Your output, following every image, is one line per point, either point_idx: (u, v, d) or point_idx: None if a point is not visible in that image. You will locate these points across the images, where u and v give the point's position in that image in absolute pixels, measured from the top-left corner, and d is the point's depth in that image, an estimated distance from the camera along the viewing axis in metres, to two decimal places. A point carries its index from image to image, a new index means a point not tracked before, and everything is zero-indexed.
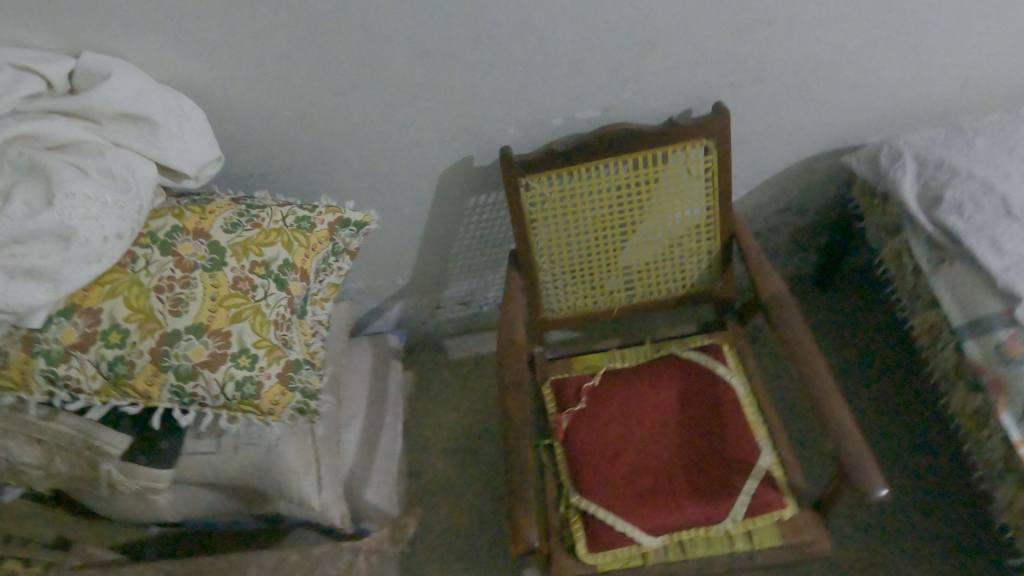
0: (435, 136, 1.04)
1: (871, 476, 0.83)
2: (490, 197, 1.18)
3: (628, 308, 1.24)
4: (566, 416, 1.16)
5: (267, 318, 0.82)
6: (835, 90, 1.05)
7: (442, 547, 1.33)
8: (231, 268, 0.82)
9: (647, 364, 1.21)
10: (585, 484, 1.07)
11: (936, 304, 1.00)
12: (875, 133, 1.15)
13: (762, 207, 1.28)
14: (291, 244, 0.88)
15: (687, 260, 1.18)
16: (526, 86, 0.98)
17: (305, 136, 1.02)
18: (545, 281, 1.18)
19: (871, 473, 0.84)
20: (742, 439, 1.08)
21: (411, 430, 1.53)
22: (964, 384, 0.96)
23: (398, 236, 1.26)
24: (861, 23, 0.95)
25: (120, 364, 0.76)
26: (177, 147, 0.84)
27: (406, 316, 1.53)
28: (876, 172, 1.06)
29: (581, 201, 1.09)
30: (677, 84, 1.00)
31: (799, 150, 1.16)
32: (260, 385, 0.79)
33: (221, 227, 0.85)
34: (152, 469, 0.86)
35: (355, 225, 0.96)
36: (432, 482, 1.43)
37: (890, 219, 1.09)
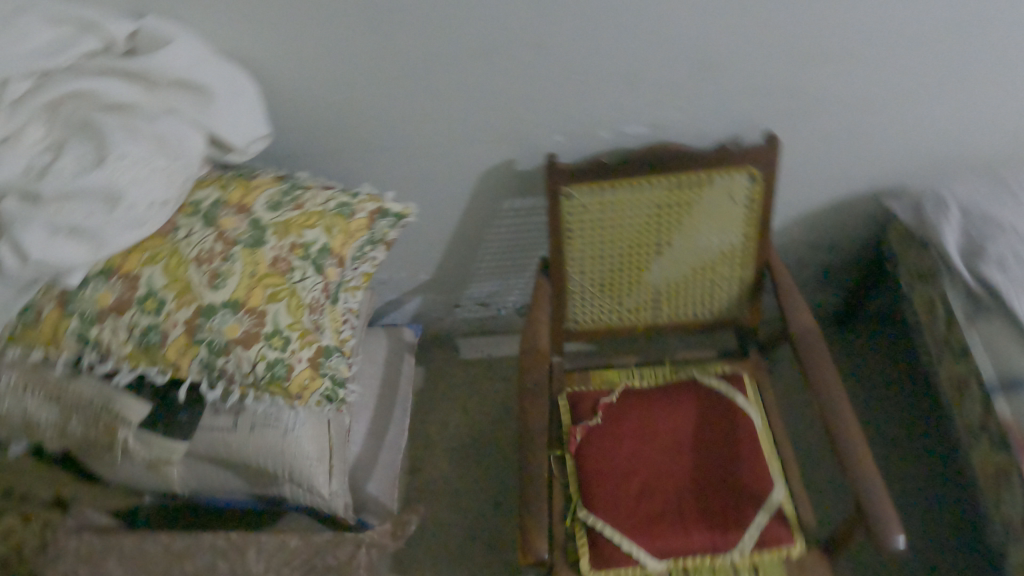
0: (482, 136, 1.03)
1: (891, 530, 0.82)
2: (527, 202, 1.17)
3: (651, 328, 1.23)
4: (580, 430, 1.15)
5: (302, 302, 0.82)
6: (886, 132, 1.05)
7: (438, 546, 1.33)
8: (272, 247, 0.81)
9: (666, 386, 1.20)
10: (594, 500, 1.06)
11: (966, 356, 1.00)
12: (919, 178, 1.14)
13: (794, 240, 1.28)
14: (331, 229, 0.87)
15: (718, 286, 1.17)
16: (579, 95, 0.97)
17: (353, 122, 1.01)
18: (573, 292, 1.17)
19: (892, 527, 0.82)
20: (757, 471, 1.07)
21: (416, 425, 1.52)
22: (988, 441, 0.95)
23: (429, 232, 1.26)
24: (924, 68, 0.94)
25: (153, 332, 0.76)
26: (228, 119, 0.83)
27: (424, 311, 1.53)
28: (917, 218, 1.05)
29: (620, 216, 1.08)
30: (730, 109, 1.00)
31: (841, 187, 1.16)
32: (291, 368, 0.79)
33: (264, 205, 0.85)
34: (167, 440, 0.86)
35: (394, 217, 0.95)
36: (433, 480, 1.42)
37: (927, 267, 1.08)
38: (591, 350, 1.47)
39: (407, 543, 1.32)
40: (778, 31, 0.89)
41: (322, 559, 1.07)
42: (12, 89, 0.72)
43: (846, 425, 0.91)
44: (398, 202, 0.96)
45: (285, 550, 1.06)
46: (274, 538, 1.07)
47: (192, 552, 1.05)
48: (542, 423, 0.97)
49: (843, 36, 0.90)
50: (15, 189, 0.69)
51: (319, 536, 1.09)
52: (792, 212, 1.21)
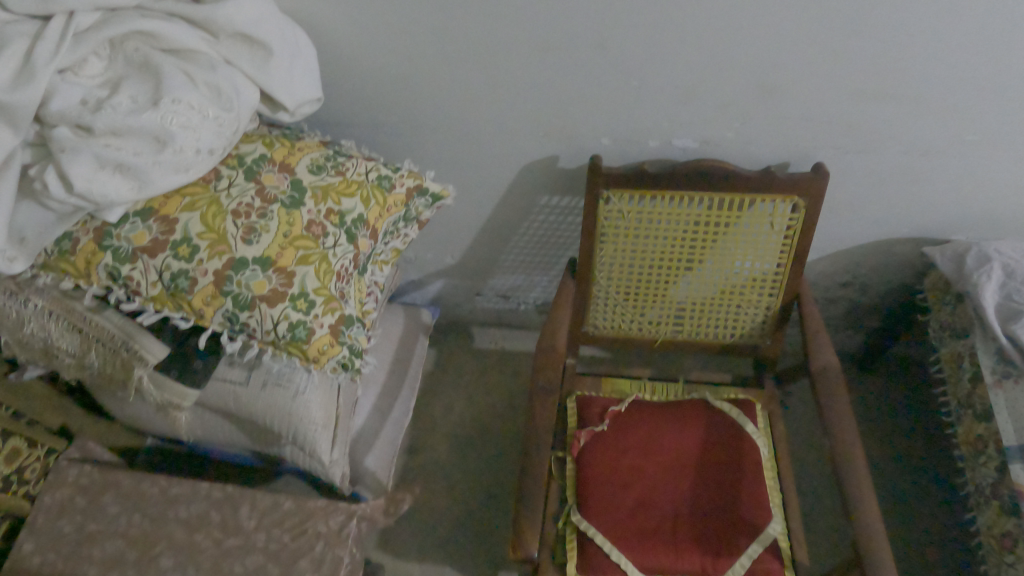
0: (530, 129, 1.03)
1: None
2: (564, 200, 1.16)
3: (670, 344, 1.22)
4: (585, 434, 1.14)
5: (331, 268, 0.82)
6: (939, 179, 1.03)
7: (428, 529, 1.33)
8: (308, 210, 0.82)
9: (677, 403, 1.18)
10: (590, 507, 1.06)
11: (986, 417, 0.98)
12: (963, 231, 1.12)
13: (826, 275, 1.26)
14: (368, 200, 0.88)
15: (743, 311, 1.15)
16: (634, 101, 0.96)
17: (405, 97, 1.01)
18: (597, 297, 1.17)
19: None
20: (757, 500, 1.05)
21: (422, 407, 1.53)
22: (999, 507, 0.93)
23: (462, 217, 1.26)
24: (989, 120, 0.92)
25: (183, 278, 0.76)
26: (284, 79, 0.83)
27: (444, 295, 1.53)
28: (956, 271, 1.02)
29: (655, 228, 1.07)
30: (783, 136, 0.98)
31: (883, 229, 1.14)
32: (312, 332, 0.79)
33: (307, 167, 0.85)
34: (179, 386, 0.85)
35: (431, 197, 0.96)
36: (432, 463, 1.43)
37: (959, 321, 1.06)
38: (605, 356, 1.47)
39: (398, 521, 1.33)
40: (845, 64, 0.87)
41: (313, 525, 1.05)
42: (78, 20, 0.72)
43: (854, 470, 0.90)
44: (436, 182, 0.96)
45: (278, 510, 1.06)
46: (269, 497, 1.07)
47: (188, 499, 1.06)
48: (550, 421, 0.97)
49: (913, 77, 0.88)
50: (69, 119, 0.70)
51: (312, 502, 1.07)
52: (828, 246, 1.20)
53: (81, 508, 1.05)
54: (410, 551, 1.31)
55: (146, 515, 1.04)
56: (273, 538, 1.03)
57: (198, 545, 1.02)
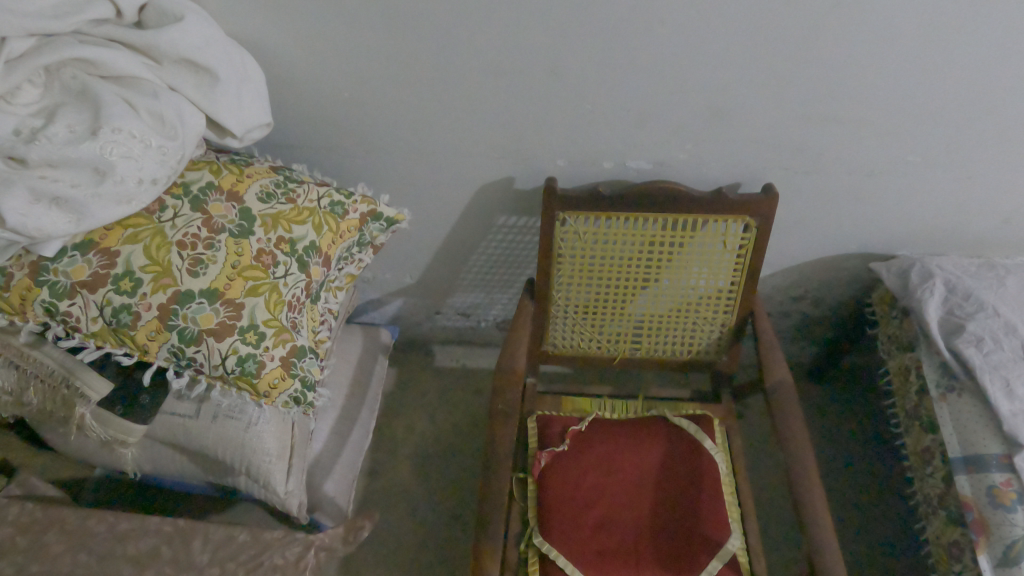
0: (485, 151, 1.03)
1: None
2: (520, 220, 1.17)
3: (629, 362, 1.22)
4: (546, 455, 1.13)
5: (282, 298, 0.80)
6: (882, 198, 1.06)
7: (389, 552, 1.32)
8: (257, 239, 0.80)
9: (637, 421, 1.19)
10: (552, 529, 1.05)
11: (933, 430, 1.00)
12: (908, 248, 1.16)
13: (779, 290, 1.29)
14: (321, 227, 0.87)
15: (698, 328, 1.16)
16: (589, 125, 0.97)
17: (358, 120, 1.00)
18: (555, 317, 1.17)
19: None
20: (717, 517, 1.06)
21: (382, 428, 1.51)
22: (946, 516, 0.95)
23: (419, 237, 1.25)
24: (929, 141, 0.96)
25: (124, 313, 0.73)
26: (232, 106, 0.81)
27: (404, 313, 1.51)
28: (902, 287, 1.06)
29: (610, 247, 1.07)
30: (735, 158, 1.00)
31: (832, 245, 1.17)
32: (262, 366, 0.76)
33: (256, 195, 0.84)
34: (124, 421, 0.82)
35: (385, 221, 0.95)
36: (393, 486, 1.41)
37: (905, 335, 1.09)
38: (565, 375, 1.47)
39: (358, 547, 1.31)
40: (791, 89, 0.90)
41: (269, 557, 1.03)
42: (12, 47, 0.69)
43: (808, 486, 0.91)
44: (390, 206, 0.95)
45: (232, 543, 1.03)
46: (222, 529, 1.04)
47: (138, 535, 1.03)
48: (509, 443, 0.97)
49: (856, 99, 0.91)
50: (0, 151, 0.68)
51: (268, 535, 1.06)
52: (781, 262, 1.22)
53: (22, 550, 0.99)
54: None
55: (93, 554, 1.00)
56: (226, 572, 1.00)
57: None
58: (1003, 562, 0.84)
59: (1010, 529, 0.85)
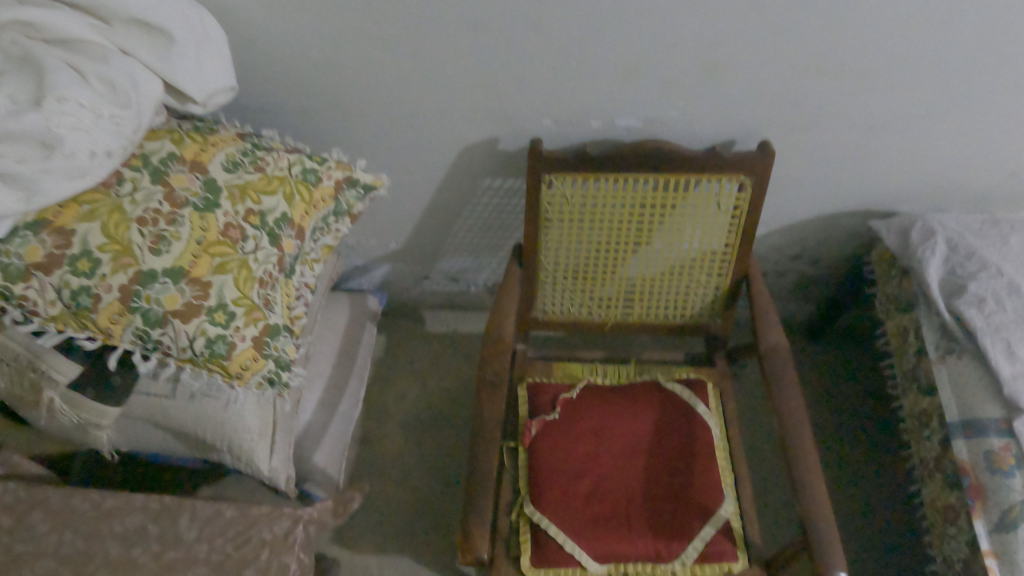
0: (466, 111, 0.98)
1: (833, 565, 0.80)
2: (506, 182, 1.12)
3: (621, 327, 1.19)
4: (537, 424, 1.11)
5: (252, 275, 0.76)
6: (883, 153, 1.01)
7: (380, 521, 1.35)
8: (224, 213, 0.76)
9: (629, 386, 1.17)
10: (543, 498, 1.04)
11: (930, 392, 0.98)
12: (909, 204, 1.12)
13: (775, 249, 1.25)
14: (292, 197, 0.83)
15: (692, 291, 1.13)
16: (574, 82, 0.92)
17: (330, 80, 0.94)
18: (544, 283, 1.13)
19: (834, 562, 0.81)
20: (710, 482, 1.05)
21: (372, 396, 1.50)
22: (943, 480, 0.94)
23: (402, 201, 1.20)
24: (932, 93, 0.90)
25: (83, 295, 0.69)
26: (191, 69, 0.76)
27: (391, 279, 1.47)
28: (903, 245, 1.03)
29: (599, 210, 1.03)
30: (729, 115, 0.95)
31: (831, 202, 1.12)
32: (233, 347, 0.72)
33: (221, 164, 0.79)
34: (97, 405, 0.79)
35: (362, 188, 0.92)
36: (384, 455, 1.43)
37: (905, 295, 1.06)
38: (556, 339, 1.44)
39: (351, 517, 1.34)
40: (787, 41, 0.84)
41: (257, 532, 1.01)
42: None
43: (804, 456, 0.89)
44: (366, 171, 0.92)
45: (219, 519, 1.01)
46: (209, 505, 1.03)
47: (123, 513, 1.01)
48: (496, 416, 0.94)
49: (858, 50, 0.85)
50: None
51: (255, 509, 1.03)
52: (777, 220, 1.18)
53: (6, 530, 0.98)
54: (363, 546, 1.33)
55: (79, 533, 0.99)
56: (215, 549, 0.99)
57: (136, 561, 0.97)
58: (998, 527, 0.83)
59: (1007, 494, 0.83)
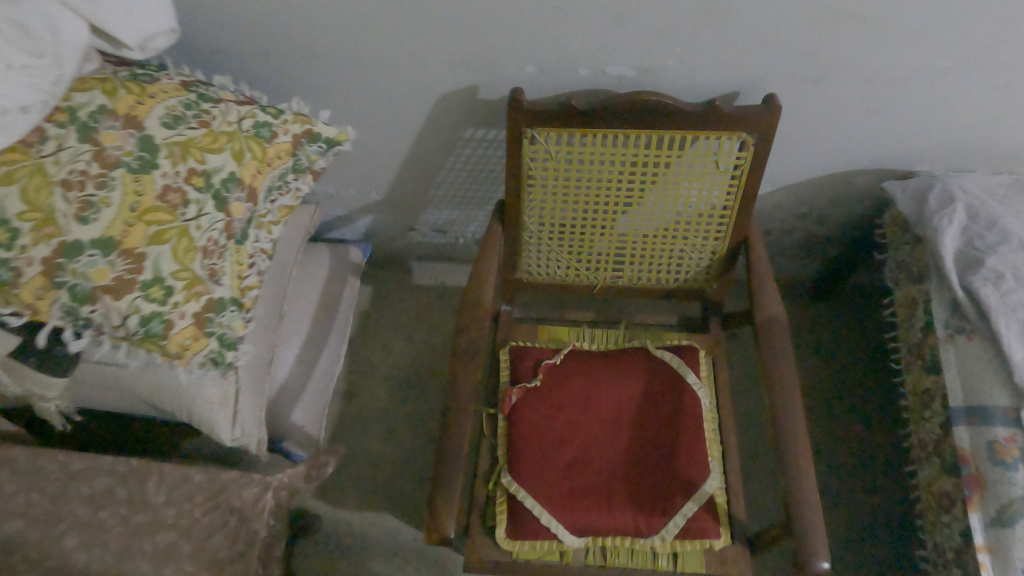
0: (441, 56, 0.88)
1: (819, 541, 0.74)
2: (489, 132, 1.03)
3: (611, 289, 1.12)
4: (517, 391, 1.07)
5: (194, 245, 0.70)
6: (904, 109, 0.92)
7: (363, 477, 1.33)
8: (163, 173, 0.69)
9: (616, 352, 1.11)
10: (521, 469, 1.01)
11: (935, 371, 0.92)
12: (929, 164, 1.02)
13: (781, 208, 1.17)
14: (242, 155, 0.75)
15: (687, 255, 1.05)
16: (559, 25, 0.82)
17: (288, 20, 0.85)
18: (529, 243, 1.06)
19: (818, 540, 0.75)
20: (696, 454, 1.01)
21: (356, 350, 1.45)
22: (940, 464, 0.89)
23: (380, 149, 1.11)
24: (963, 42, 0.80)
25: (3, 268, 0.63)
26: (121, 11, 0.67)
27: (375, 230, 1.40)
28: (917, 212, 0.94)
29: (587, 167, 0.94)
30: (732, 64, 0.85)
31: (843, 160, 1.03)
32: (170, 325, 0.68)
33: (160, 119, 0.71)
34: (40, 376, 0.75)
35: (325, 142, 0.84)
36: (368, 410, 1.39)
37: (917, 265, 0.98)
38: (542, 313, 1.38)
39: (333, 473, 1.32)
40: None
41: (225, 498, 0.98)
42: None
43: (793, 438, 0.83)
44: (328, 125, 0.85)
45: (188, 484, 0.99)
46: (177, 469, 1.00)
47: (90, 474, 0.99)
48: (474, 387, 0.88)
49: None
50: None
51: (224, 474, 1.00)
52: (784, 178, 1.09)
53: None
54: (346, 503, 1.31)
55: (44, 494, 0.97)
56: (183, 513, 0.96)
57: (102, 523, 0.95)
58: (995, 521, 0.78)
59: (1008, 487, 0.78)
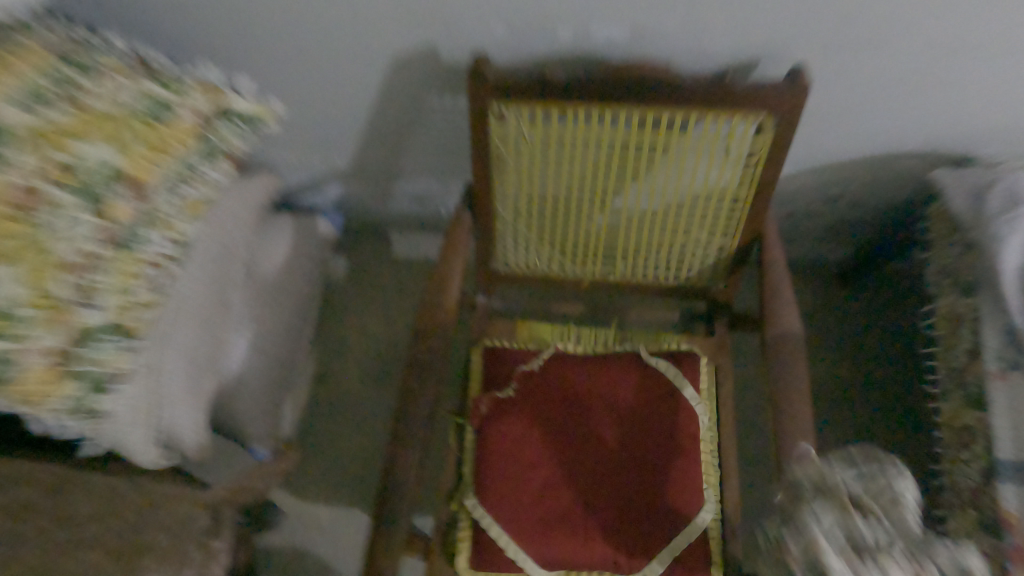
0: (386, 10, 0.71)
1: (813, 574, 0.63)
2: (457, 101, 0.86)
3: (600, 285, 0.97)
4: (488, 401, 0.93)
5: (51, 258, 0.65)
6: (969, 84, 0.73)
7: (332, 469, 1.24)
8: (19, 173, 0.62)
9: (604, 357, 0.97)
10: (488, 491, 0.89)
11: (981, 408, 0.77)
12: (992, 148, 0.84)
13: (807, 192, 0.99)
14: (125, 146, 0.68)
15: (688, 251, 0.90)
16: None
17: None
18: (504, 233, 0.91)
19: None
20: (688, 483, 0.88)
21: (330, 329, 1.33)
22: (978, 519, 0.75)
23: (338, 113, 0.96)
24: None
25: None
26: None
27: (347, 198, 1.25)
28: (974, 214, 0.77)
29: (567, 152, 0.78)
30: (751, 28, 0.67)
31: (887, 141, 0.85)
32: (23, 369, 0.67)
33: (15, 97, 0.62)
34: None
35: (247, 119, 0.81)
36: (340, 396, 1.28)
37: (966, 273, 0.81)
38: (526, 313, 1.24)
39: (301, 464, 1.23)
40: None
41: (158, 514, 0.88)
42: None
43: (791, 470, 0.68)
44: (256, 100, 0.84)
45: None
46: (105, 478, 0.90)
47: None
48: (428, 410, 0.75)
49: None
50: None
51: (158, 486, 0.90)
52: (814, 159, 0.91)
53: None
54: (314, 496, 1.22)
55: None
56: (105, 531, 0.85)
57: None
58: None
59: None
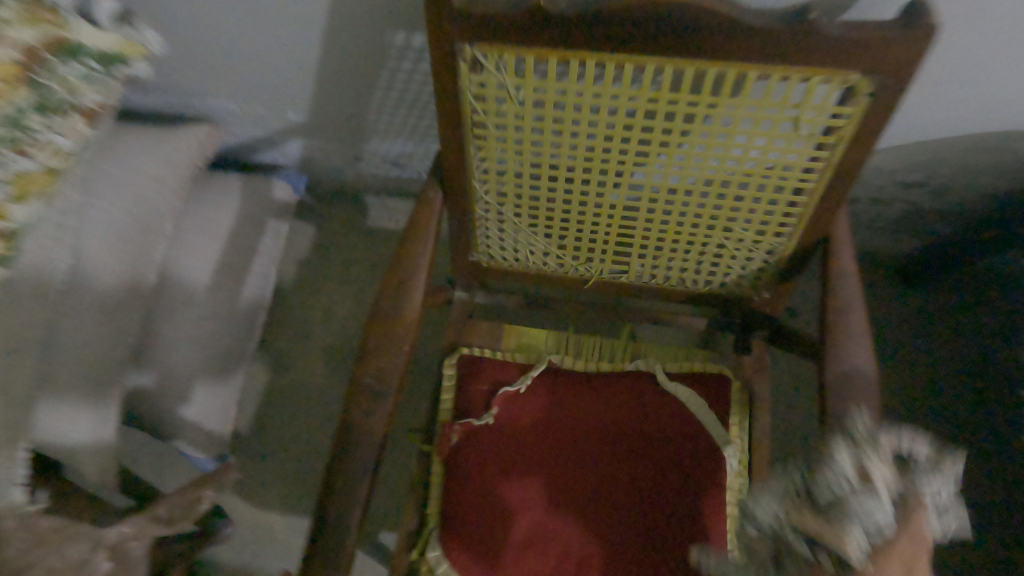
0: None
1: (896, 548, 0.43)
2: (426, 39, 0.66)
3: (609, 286, 0.76)
4: (460, 429, 0.74)
5: None
6: None
7: (290, 474, 1.06)
8: None
9: (609, 376, 0.77)
10: (452, 543, 0.69)
11: None
12: None
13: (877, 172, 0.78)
14: None
15: (726, 251, 0.68)
16: None
17: None
18: (484, 219, 0.70)
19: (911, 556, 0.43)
20: (710, 547, 0.68)
21: (293, 308, 1.14)
22: None
23: (282, 48, 0.74)
24: None
25: None
26: None
27: (312, 158, 1.04)
28: None
29: (570, 117, 0.56)
30: None
31: (1004, 114, 0.63)
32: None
33: None
34: None
35: (107, 59, 0.59)
36: (302, 388, 1.10)
37: None
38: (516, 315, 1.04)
39: (253, 464, 1.06)
40: None
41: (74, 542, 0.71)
42: None
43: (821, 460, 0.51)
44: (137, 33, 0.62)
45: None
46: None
47: None
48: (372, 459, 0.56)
49: None
50: None
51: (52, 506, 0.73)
52: (897, 132, 0.69)
53: None
54: (267, 503, 1.05)
55: None
56: None
57: None
58: None
59: None
